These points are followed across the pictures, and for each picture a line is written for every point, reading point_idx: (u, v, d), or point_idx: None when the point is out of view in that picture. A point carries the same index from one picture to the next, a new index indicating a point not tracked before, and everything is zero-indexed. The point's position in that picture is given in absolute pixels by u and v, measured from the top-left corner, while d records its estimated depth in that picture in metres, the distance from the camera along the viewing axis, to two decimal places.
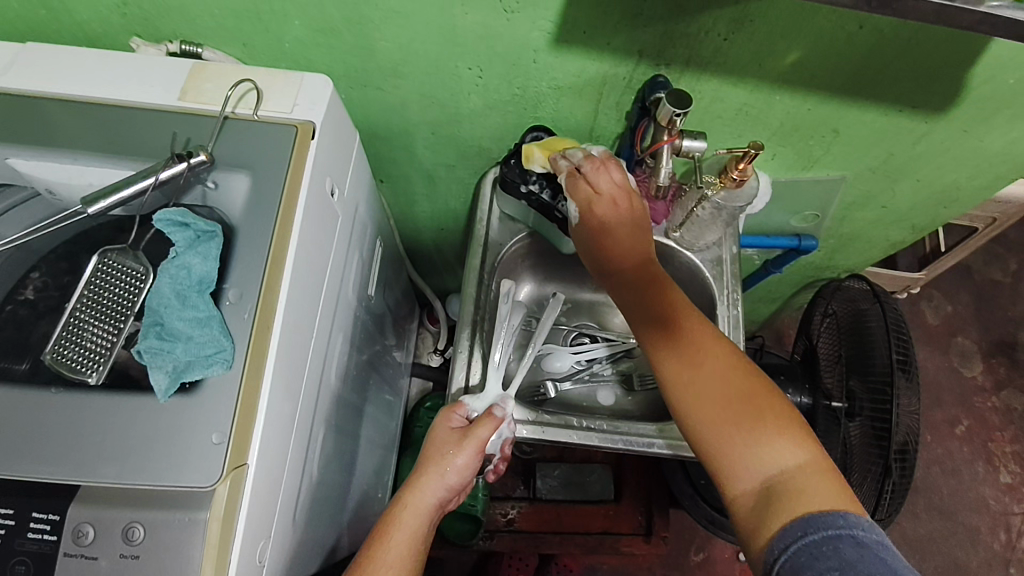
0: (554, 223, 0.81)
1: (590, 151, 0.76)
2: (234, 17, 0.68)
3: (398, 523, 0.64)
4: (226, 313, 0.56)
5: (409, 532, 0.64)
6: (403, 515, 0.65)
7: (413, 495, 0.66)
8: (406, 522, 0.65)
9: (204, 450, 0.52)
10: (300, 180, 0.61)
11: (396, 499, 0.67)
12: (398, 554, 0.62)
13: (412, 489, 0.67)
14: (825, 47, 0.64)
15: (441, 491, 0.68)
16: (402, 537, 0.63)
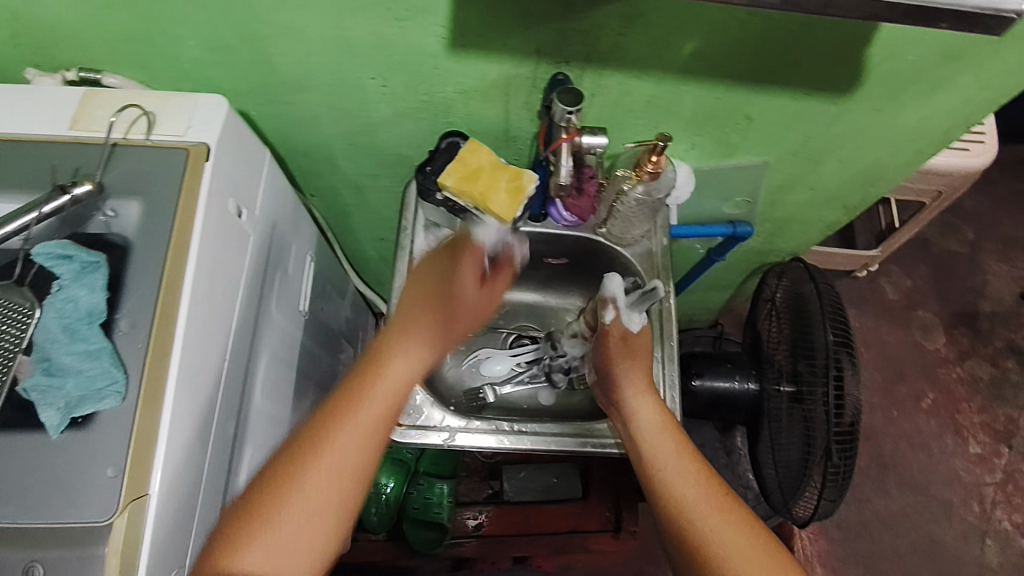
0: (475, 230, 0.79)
1: (502, 163, 0.77)
2: (126, 41, 0.67)
3: (378, 379, 0.67)
4: (120, 344, 0.55)
5: (385, 399, 0.66)
6: (388, 372, 0.67)
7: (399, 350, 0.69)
8: (390, 378, 0.67)
9: (99, 484, 0.52)
10: (195, 203, 0.60)
11: (380, 348, 0.69)
12: (366, 419, 0.64)
13: (403, 342, 0.69)
14: (720, 38, 0.62)
15: (434, 347, 0.71)
16: (376, 394, 0.66)
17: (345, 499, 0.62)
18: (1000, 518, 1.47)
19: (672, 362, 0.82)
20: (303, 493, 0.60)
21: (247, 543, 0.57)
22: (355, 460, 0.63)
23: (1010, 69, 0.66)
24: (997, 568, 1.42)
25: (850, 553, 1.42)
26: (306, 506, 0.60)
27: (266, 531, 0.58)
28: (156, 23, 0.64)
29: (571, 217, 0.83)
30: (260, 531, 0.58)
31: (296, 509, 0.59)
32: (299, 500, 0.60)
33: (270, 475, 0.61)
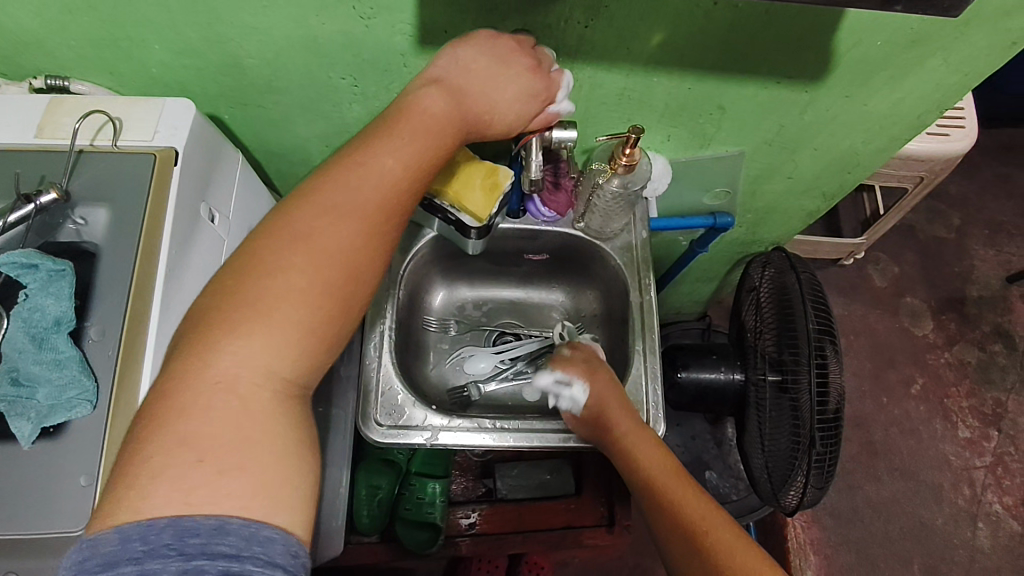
0: (453, 227, 0.78)
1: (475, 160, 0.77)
2: (92, 47, 0.66)
3: (373, 165, 0.54)
4: (90, 352, 0.54)
5: (389, 191, 0.54)
6: (387, 154, 0.54)
7: (407, 132, 0.55)
8: (388, 166, 0.54)
9: (72, 493, 0.51)
10: (164, 208, 0.60)
11: (407, 109, 0.56)
12: (361, 214, 0.53)
13: (423, 125, 0.56)
14: (685, 29, 0.62)
15: (460, 139, 0.59)
16: (377, 181, 0.53)
17: (347, 305, 0.52)
18: (991, 501, 1.48)
19: (654, 357, 0.82)
20: (290, 300, 0.49)
21: (234, 362, 0.46)
22: (355, 257, 0.52)
23: (977, 52, 0.66)
24: (988, 550, 1.43)
25: (842, 540, 1.42)
26: (300, 318, 0.49)
27: (254, 350, 0.47)
28: (121, 27, 0.64)
29: (550, 213, 0.85)
30: (247, 352, 0.47)
31: (287, 320, 0.48)
32: (285, 311, 0.48)
33: (251, 264, 0.50)
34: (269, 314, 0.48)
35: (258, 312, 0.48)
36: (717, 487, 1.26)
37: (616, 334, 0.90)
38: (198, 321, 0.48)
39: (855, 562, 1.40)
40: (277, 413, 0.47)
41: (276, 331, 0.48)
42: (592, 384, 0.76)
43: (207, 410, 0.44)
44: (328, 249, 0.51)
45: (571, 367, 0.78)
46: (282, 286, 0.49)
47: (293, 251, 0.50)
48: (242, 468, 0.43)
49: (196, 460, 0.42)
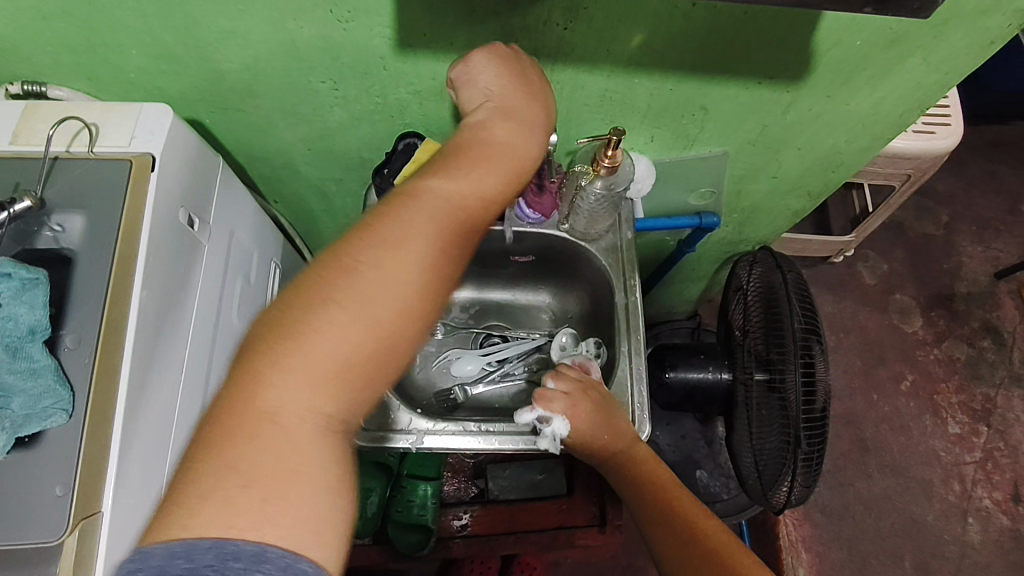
0: None
1: None
2: (69, 52, 0.66)
3: (441, 193, 0.51)
4: (65, 360, 0.53)
5: (456, 216, 0.51)
6: (454, 180, 0.52)
7: (473, 161, 0.54)
8: (453, 196, 0.51)
9: (47, 504, 0.51)
10: (140, 215, 0.59)
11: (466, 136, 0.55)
12: (429, 245, 0.49)
13: (490, 155, 0.54)
14: (665, 30, 0.62)
15: (522, 169, 0.57)
16: (443, 210, 0.50)
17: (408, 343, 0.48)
18: (981, 496, 1.49)
19: (639, 357, 0.82)
20: (351, 333, 0.45)
21: (290, 399, 0.43)
22: (422, 289, 0.48)
23: (956, 51, 0.66)
24: (978, 545, 1.44)
25: (833, 537, 1.43)
26: (360, 355, 0.45)
27: (311, 387, 0.43)
28: (96, 32, 0.63)
29: (535, 215, 0.84)
30: (303, 381, 0.43)
31: (347, 356, 0.44)
32: (346, 343, 0.44)
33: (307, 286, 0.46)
34: (327, 350, 0.44)
35: (315, 347, 0.44)
36: (707, 487, 1.26)
37: (603, 334, 0.90)
38: (250, 350, 0.44)
39: (847, 558, 1.41)
40: (331, 452, 0.44)
41: (334, 368, 0.44)
42: (575, 418, 0.74)
43: (264, 449, 0.42)
44: (392, 279, 0.46)
45: (553, 402, 0.75)
46: (342, 318, 0.44)
47: (355, 277, 0.46)
48: (294, 510, 0.41)
49: (246, 497, 0.40)
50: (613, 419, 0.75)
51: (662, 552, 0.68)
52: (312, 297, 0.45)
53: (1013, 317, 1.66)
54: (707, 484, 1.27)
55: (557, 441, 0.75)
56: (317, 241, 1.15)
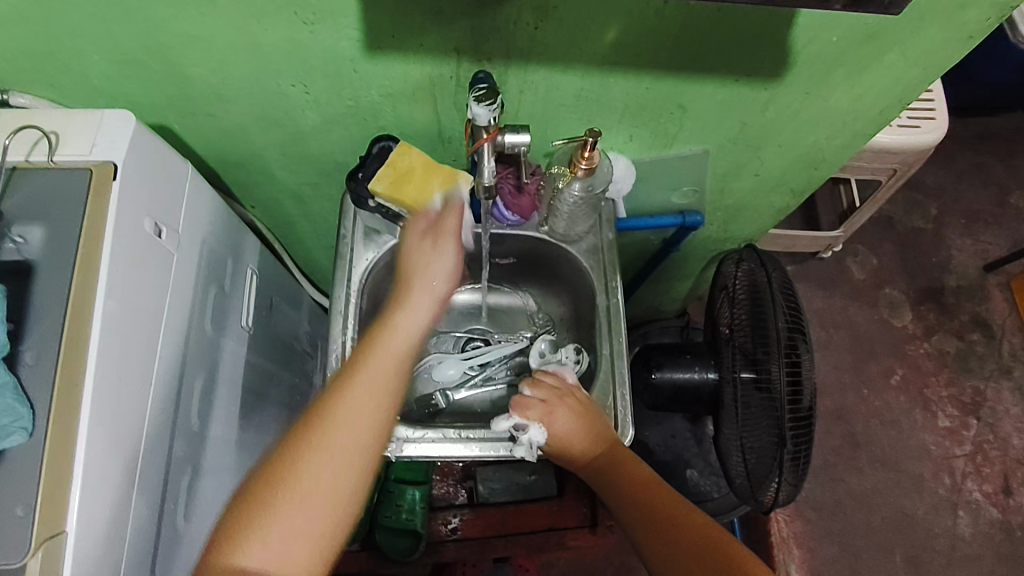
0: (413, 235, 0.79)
1: (432, 163, 0.76)
2: (28, 58, 0.64)
3: (351, 383, 0.66)
4: (25, 377, 0.52)
5: (372, 394, 0.66)
6: (361, 371, 0.66)
7: (376, 352, 0.68)
8: (363, 383, 0.66)
9: (9, 524, 0.50)
10: (101, 226, 0.57)
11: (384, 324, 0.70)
12: (346, 428, 0.63)
13: (387, 337, 0.69)
14: (639, 27, 0.61)
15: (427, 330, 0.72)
16: (358, 398, 0.65)
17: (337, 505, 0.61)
18: (971, 489, 1.49)
19: (622, 359, 0.81)
20: (291, 506, 0.60)
21: (253, 557, 0.58)
22: (343, 463, 0.62)
23: (934, 46, 0.65)
24: (969, 538, 1.44)
25: (825, 533, 1.42)
26: (297, 520, 0.59)
27: (269, 544, 0.58)
28: (55, 37, 0.61)
29: (514, 216, 0.84)
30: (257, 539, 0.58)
31: (287, 522, 0.59)
32: (286, 507, 0.60)
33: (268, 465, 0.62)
34: (274, 519, 0.59)
35: (265, 518, 0.59)
36: (697, 486, 1.26)
37: (586, 336, 0.90)
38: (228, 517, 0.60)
39: (838, 554, 1.41)
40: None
41: (278, 531, 0.59)
42: (552, 426, 0.74)
43: None
44: (318, 459, 0.62)
45: (530, 410, 0.75)
46: (285, 491, 0.60)
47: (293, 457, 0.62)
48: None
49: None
50: (594, 424, 0.74)
51: (651, 554, 0.67)
52: (264, 480, 0.61)
53: (1002, 310, 1.65)
54: (698, 482, 1.26)
55: (533, 448, 0.75)
56: (299, 245, 1.13)
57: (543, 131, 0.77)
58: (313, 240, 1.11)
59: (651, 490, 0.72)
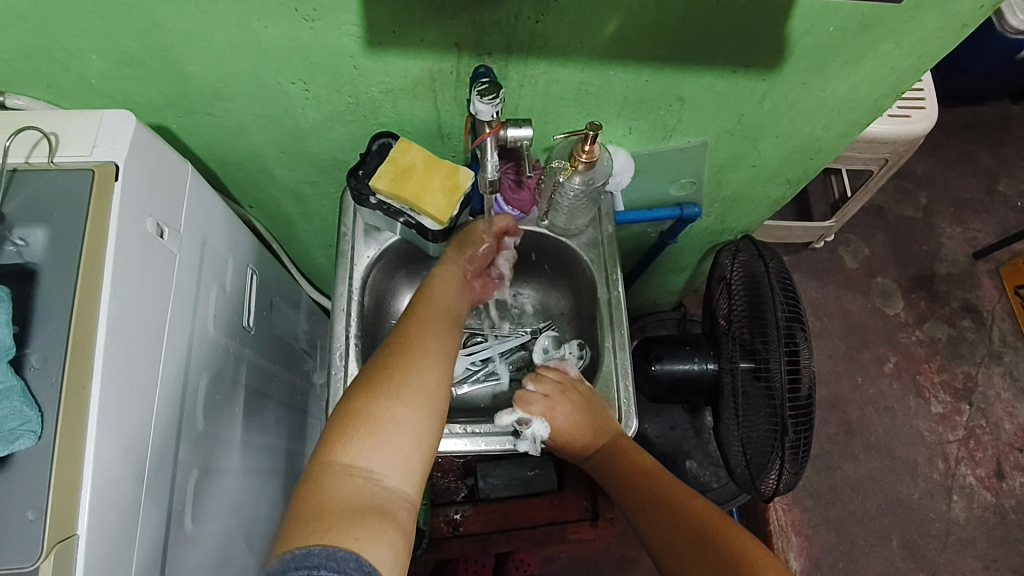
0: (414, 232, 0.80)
1: (432, 158, 0.76)
2: (25, 59, 0.63)
3: (432, 316, 0.72)
4: (31, 381, 0.52)
5: (442, 323, 0.71)
6: (436, 308, 0.73)
7: (443, 295, 0.75)
8: (442, 318, 0.72)
9: (19, 529, 0.50)
10: (105, 225, 0.57)
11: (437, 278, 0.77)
12: (441, 352, 0.68)
13: (451, 288, 0.77)
14: (639, 18, 0.61)
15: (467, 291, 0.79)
16: (440, 329, 0.71)
17: (441, 423, 0.63)
18: (965, 474, 1.51)
19: (624, 352, 0.81)
20: (406, 412, 0.60)
21: (363, 458, 0.57)
22: (442, 382, 0.65)
23: (929, 34, 0.66)
24: (963, 521, 1.47)
25: (822, 520, 1.44)
26: (413, 430, 0.60)
27: (381, 444, 0.58)
28: (52, 37, 0.61)
29: (514, 211, 0.86)
30: (366, 438, 0.57)
31: (405, 433, 0.59)
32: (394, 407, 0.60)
33: (365, 378, 0.63)
34: (391, 428, 0.59)
35: (383, 423, 0.59)
36: (697, 476, 1.27)
37: (587, 330, 0.91)
38: (330, 428, 0.59)
39: (835, 541, 1.43)
40: (397, 512, 0.55)
41: (396, 438, 0.58)
42: (554, 420, 0.75)
43: (340, 497, 0.54)
44: (423, 372, 0.64)
45: (532, 405, 0.75)
46: (390, 392, 0.61)
47: (391, 365, 0.64)
48: (372, 545, 0.51)
49: (340, 533, 0.51)
50: (595, 417, 0.75)
51: (652, 543, 0.67)
52: (374, 389, 0.61)
53: (992, 296, 1.68)
54: (697, 473, 1.27)
55: (537, 442, 0.76)
56: (297, 244, 1.13)
57: (543, 125, 0.78)
58: (312, 239, 1.11)
59: (652, 477, 0.72)
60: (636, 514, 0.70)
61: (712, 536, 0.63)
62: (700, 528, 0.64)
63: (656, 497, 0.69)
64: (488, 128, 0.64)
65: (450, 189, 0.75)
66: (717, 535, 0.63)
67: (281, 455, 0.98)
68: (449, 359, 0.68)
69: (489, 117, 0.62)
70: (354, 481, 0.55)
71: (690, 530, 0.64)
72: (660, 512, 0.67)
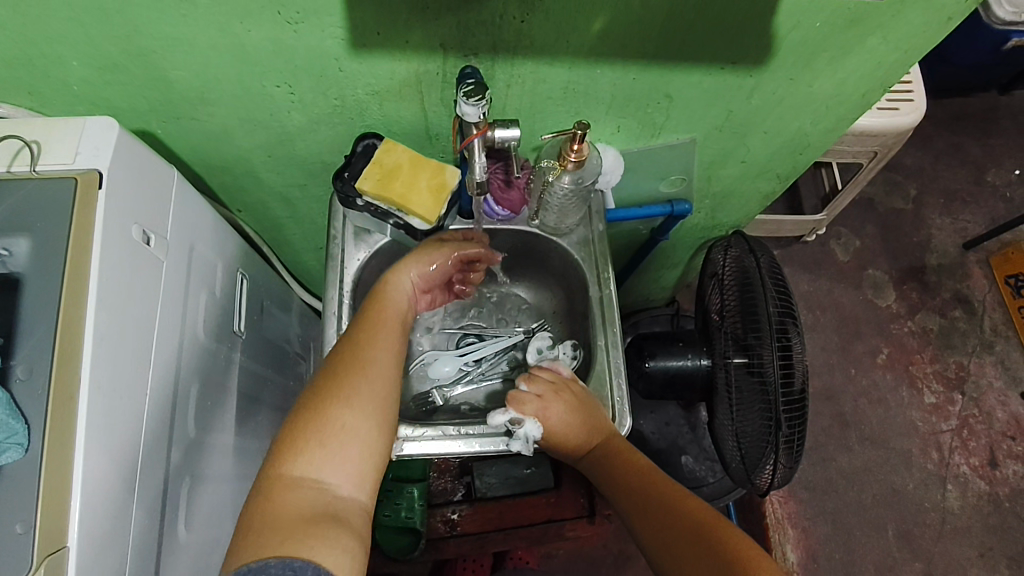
0: (401, 230, 0.79)
1: (417, 157, 0.75)
2: (5, 67, 0.63)
3: (385, 318, 0.71)
4: (17, 392, 0.52)
5: (395, 327, 0.71)
6: (390, 309, 0.72)
7: (399, 298, 0.74)
8: (395, 321, 0.71)
9: (8, 542, 0.49)
10: (87, 234, 0.56)
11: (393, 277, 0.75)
12: (392, 354, 0.68)
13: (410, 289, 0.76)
14: (624, 16, 0.61)
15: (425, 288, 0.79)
16: (395, 331, 0.70)
17: (394, 427, 0.63)
18: (958, 463, 1.52)
19: (616, 349, 0.81)
20: (357, 419, 0.60)
21: (314, 466, 0.57)
22: (394, 385, 0.66)
23: (914, 29, 0.66)
24: (957, 509, 1.48)
25: (818, 512, 1.45)
26: (365, 437, 0.60)
27: (332, 452, 0.58)
28: (33, 44, 0.60)
29: (503, 211, 0.85)
30: (316, 448, 0.57)
31: (358, 440, 0.59)
32: (345, 415, 0.60)
33: (316, 385, 0.62)
34: (344, 435, 0.59)
35: (335, 431, 0.59)
36: (693, 471, 1.27)
37: (580, 328, 0.91)
38: (281, 437, 0.59)
39: (831, 532, 1.44)
40: (352, 519, 0.56)
41: (348, 445, 0.59)
42: (547, 420, 0.75)
43: (292, 507, 0.54)
44: (374, 378, 0.64)
45: (525, 405, 0.75)
46: (342, 400, 0.60)
47: (342, 371, 0.63)
48: (327, 555, 0.51)
49: (294, 544, 0.51)
50: (589, 417, 0.75)
51: (645, 537, 0.67)
52: (324, 397, 0.60)
53: (982, 286, 1.69)
54: (693, 468, 1.28)
55: (529, 442, 0.76)
56: (287, 248, 1.12)
57: (531, 124, 0.78)
58: (302, 242, 1.10)
59: (644, 474, 0.72)
60: (629, 512, 0.71)
61: (704, 532, 0.63)
62: (690, 525, 0.64)
63: (648, 496, 0.70)
64: (475, 128, 0.63)
65: (438, 190, 0.75)
66: (702, 535, 0.63)
67: None
68: (400, 364, 0.69)
69: (475, 118, 0.62)
70: (306, 491, 0.55)
71: (681, 527, 0.65)
72: (652, 510, 0.68)
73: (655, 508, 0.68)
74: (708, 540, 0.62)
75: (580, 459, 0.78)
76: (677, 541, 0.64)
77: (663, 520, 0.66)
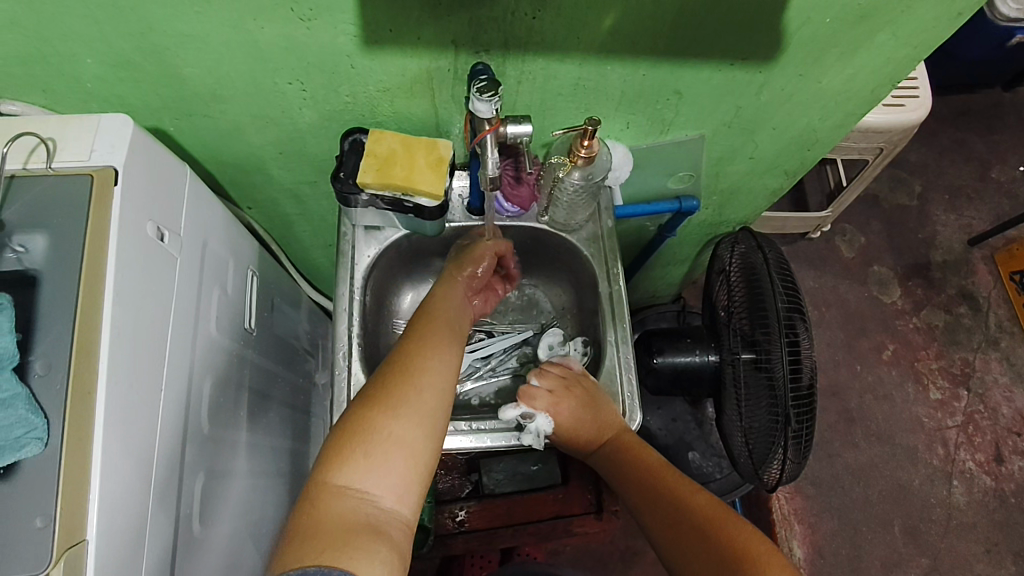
0: (410, 213, 0.79)
1: (406, 139, 0.75)
2: (20, 65, 0.63)
3: (435, 330, 0.71)
4: (37, 388, 0.52)
5: (444, 338, 0.70)
6: (440, 321, 0.73)
7: (446, 309, 0.74)
8: (444, 331, 0.71)
9: (28, 536, 0.50)
10: (104, 231, 0.57)
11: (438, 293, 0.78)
12: (442, 366, 0.67)
13: (459, 300, 0.77)
14: (633, 13, 0.61)
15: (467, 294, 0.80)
16: (447, 340, 0.70)
17: (441, 437, 0.63)
18: (964, 459, 1.52)
19: (625, 344, 0.82)
20: (405, 430, 0.60)
21: (360, 477, 0.57)
22: (443, 396, 0.65)
23: (924, 25, 0.66)
24: (963, 505, 1.48)
25: (824, 508, 1.45)
26: (411, 447, 0.60)
27: (378, 464, 0.57)
28: (47, 42, 0.60)
29: (513, 207, 0.86)
30: (362, 459, 0.57)
31: (404, 451, 0.59)
32: (393, 428, 0.59)
33: (366, 395, 0.62)
34: (389, 445, 0.58)
35: (380, 441, 0.58)
36: (700, 467, 1.28)
37: (588, 324, 0.91)
38: (329, 445, 0.59)
39: (837, 528, 1.44)
40: (394, 533, 0.55)
41: (393, 457, 0.58)
42: (558, 416, 0.76)
43: (336, 517, 0.54)
44: (424, 391, 0.63)
45: (537, 400, 0.77)
46: (390, 411, 0.60)
47: (390, 382, 0.63)
48: (367, 566, 0.52)
49: (334, 553, 0.51)
50: (601, 412, 0.76)
51: (652, 530, 0.68)
52: (371, 407, 0.60)
53: (987, 283, 1.69)
54: (699, 464, 1.28)
55: (540, 436, 0.77)
56: (296, 245, 1.13)
57: (541, 120, 0.78)
58: (311, 240, 1.11)
59: (654, 469, 0.73)
60: (637, 507, 0.71)
61: (713, 526, 0.63)
62: (698, 519, 0.65)
63: (657, 491, 0.70)
64: (488, 124, 0.63)
65: (436, 163, 0.75)
66: (712, 535, 0.63)
67: (286, 455, 0.99)
68: (451, 373, 0.68)
69: (488, 114, 0.62)
70: (350, 502, 0.55)
71: (689, 520, 0.65)
72: (660, 503, 0.69)
73: (665, 501, 0.68)
74: (717, 534, 0.62)
75: (590, 457, 0.78)
76: (685, 535, 0.64)
77: (671, 515, 0.67)
